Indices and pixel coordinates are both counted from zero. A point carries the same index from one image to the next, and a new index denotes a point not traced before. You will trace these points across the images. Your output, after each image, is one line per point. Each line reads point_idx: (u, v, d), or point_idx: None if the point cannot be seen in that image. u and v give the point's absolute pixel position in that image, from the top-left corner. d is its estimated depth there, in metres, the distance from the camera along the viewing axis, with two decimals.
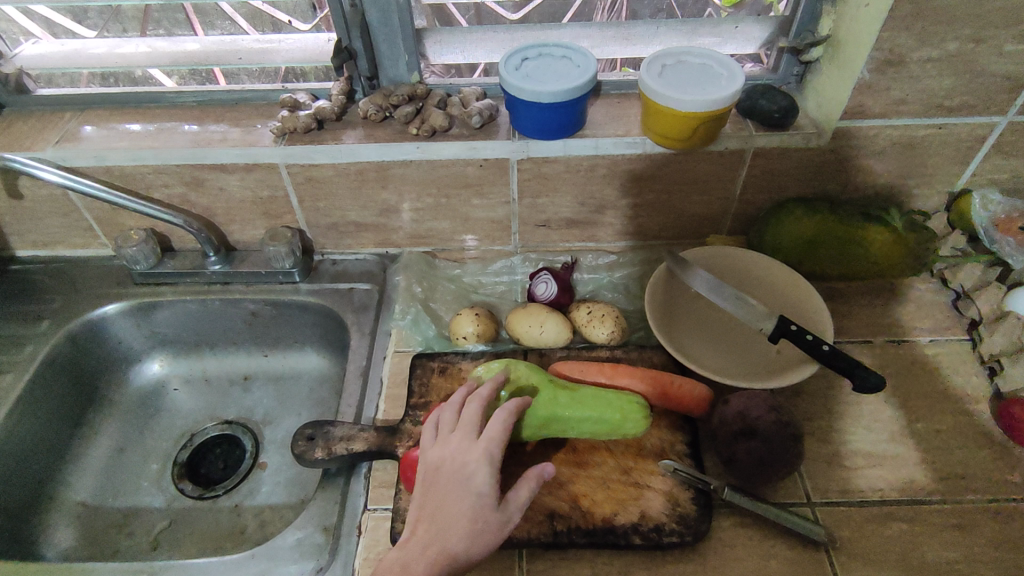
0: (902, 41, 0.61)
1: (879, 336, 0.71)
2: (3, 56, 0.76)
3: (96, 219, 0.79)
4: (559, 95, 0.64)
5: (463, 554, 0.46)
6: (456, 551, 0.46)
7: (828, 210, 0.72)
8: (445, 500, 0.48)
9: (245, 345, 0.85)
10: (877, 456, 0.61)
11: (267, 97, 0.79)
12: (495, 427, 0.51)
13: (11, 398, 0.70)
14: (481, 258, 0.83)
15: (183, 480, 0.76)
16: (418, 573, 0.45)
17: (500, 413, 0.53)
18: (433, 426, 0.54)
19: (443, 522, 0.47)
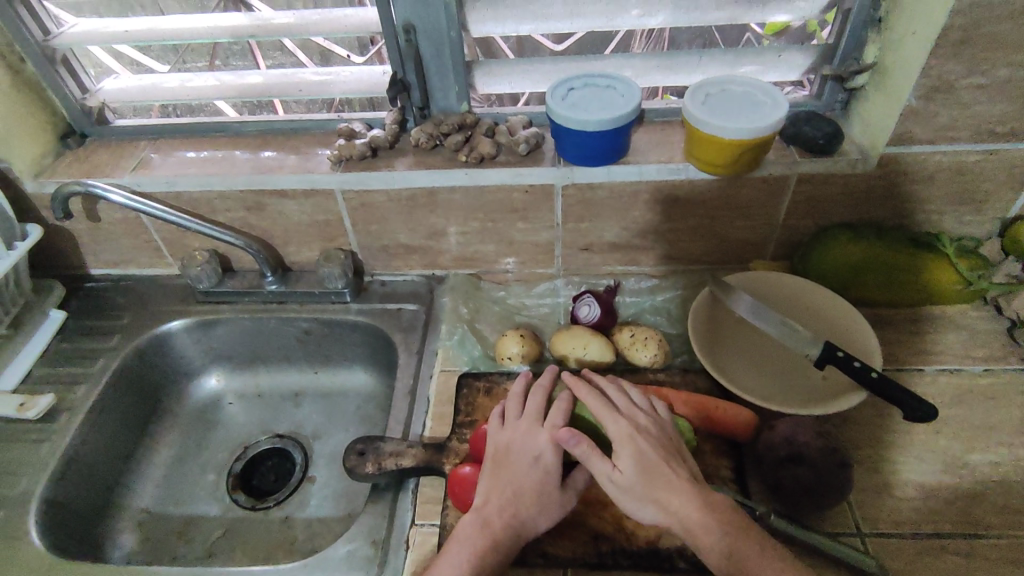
0: (950, 68, 0.61)
1: (931, 365, 0.70)
2: (88, 91, 0.83)
3: (164, 241, 0.84)
4: (604, 124, 0.67)
5: (534, 525, 0.55)
6: (529, 523, 0.54)
7: (875, 236, 0.72)
8: (518, 475, 0.56)
9: (297, 362, 0.88)
10: (931, 488, 0.60)
11: (324, 126, 0.83)
12: (559, 413, 0.58)
13: (84, 408, 0.75)
14: (524, 280, 0.84)
15: (237, 491, 0.80)
16: (497, 539, 0.53)
17: (562, 403, 0.59)
18: (499, 413, 0.62)
19: (517, 494, 0.55)
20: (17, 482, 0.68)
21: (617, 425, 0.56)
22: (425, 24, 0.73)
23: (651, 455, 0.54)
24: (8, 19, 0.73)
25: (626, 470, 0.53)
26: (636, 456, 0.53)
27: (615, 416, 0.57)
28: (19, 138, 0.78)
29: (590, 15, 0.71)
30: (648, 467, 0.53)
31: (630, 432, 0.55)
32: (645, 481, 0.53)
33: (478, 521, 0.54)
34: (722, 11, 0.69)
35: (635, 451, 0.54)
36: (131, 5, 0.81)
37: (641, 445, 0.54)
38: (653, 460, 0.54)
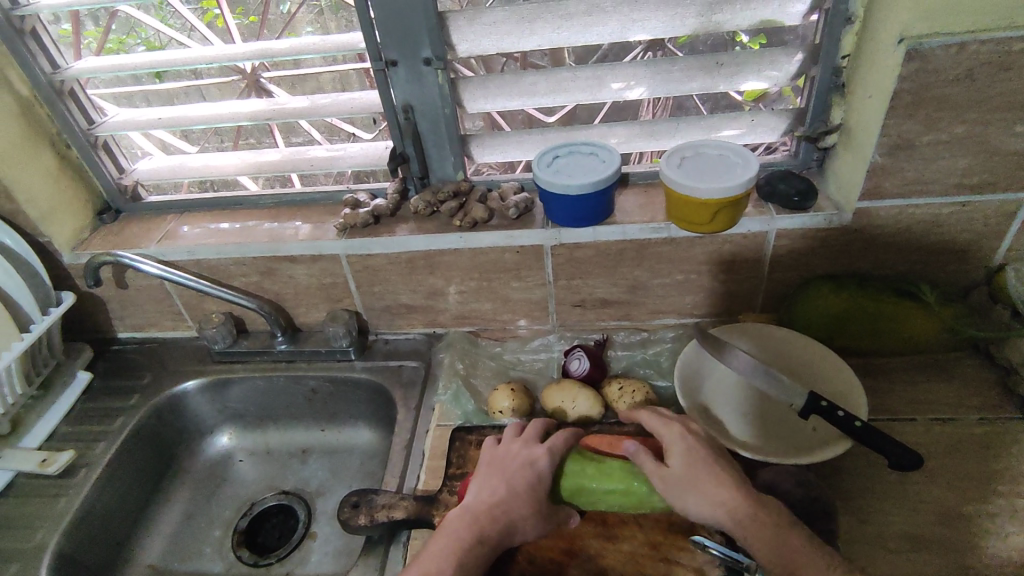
0: (909, 127, 0.65)
1: (923, 415, 0.70)
2: (124, 172, 0.92)
3: (184, 305, 0.90)
4: (586, 188, 0.71)
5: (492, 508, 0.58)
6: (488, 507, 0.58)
7: (857, 287, 0.74)
8: (510, 478, 0.60)
9: (304, 419, 0.91)
10: (923, 539, 0.59)
11: (334, 197, 0.90)
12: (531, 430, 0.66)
13: (101, 463, 0.79)
14: (520, 336, 0.87)
15: (241, 547, 0.82)
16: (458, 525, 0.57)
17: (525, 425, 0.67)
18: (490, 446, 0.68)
19: (507, 487, 0.59)
20: (34, 535, 0.72)
21: (667, 430, 0.61)
22: (423, 104, 0.80)
23: (701, 451, 0.58)
24: (57, 113, 0.83)
25: (673, 466, 0.58)
26: (685, 452, 0.58)
27: (664, 424, 0.62)
28: (62, 215, 0.87)
29: (572, 90, 0.77)
30: (695, 462, 0.57)
31: (678, 434, 0.60)
32: (691, 474, 0.57)
33: (464, 515, 0.58)
34: (694, 83, 0.75)
35: (683, 449, 0.59)
36: (177, 96, 0.91)
37: (690, 444, 0.59)
38: (702, 455, 0.58)
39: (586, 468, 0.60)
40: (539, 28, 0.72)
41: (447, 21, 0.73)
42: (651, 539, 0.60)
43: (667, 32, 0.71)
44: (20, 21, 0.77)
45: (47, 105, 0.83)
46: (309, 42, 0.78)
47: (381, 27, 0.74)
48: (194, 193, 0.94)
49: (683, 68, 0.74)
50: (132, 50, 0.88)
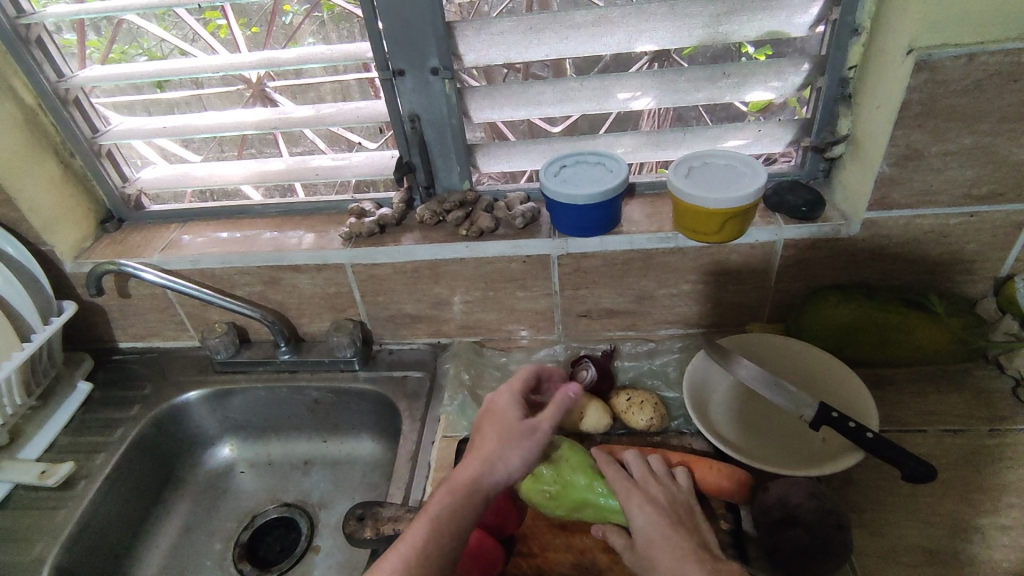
0: (917, 138, 0.65)
1: (934, 426, 0.69)
2: (127, 180, 0.91)
3: (187, 315, 0.89)
4: (594, 198, 0.71)
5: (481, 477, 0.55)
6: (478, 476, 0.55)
7: (865, 297, 0.73)
8: (504, 440, 0.57)
9: (307, 430, 0.90)
10: (937, 553, 0.58)
11: (338, 207, 0.90)
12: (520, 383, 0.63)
13: (101, 475, 0.78)
14: (525, 346, 0.87)
15: (242, 561, 0.80)
16: (447, 496, 0.54)
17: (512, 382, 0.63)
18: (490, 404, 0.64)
19: (500, 448, 0.56)
20: (31, 549, 0.71)
21: (627, 495, 0.57)
22: (430, 113, 0.80)
23: (659, 524, 0.54)
24: (62, 121, 0.83)
25: (637, 543, 0.54)
26: (645, 525, 0.55)
27: (627, 487, 0.58)
28: (65, 223, 0.86)
29: (579, 100, 0.77)
30: (654, 538, 0.53)
31: (637, 505, 0.56)
32: (650, 551, 0.53)
33: (451, 484, 0.55)
34: (701, 93, 0.75)
35: (643, 524, 0.55)
36: (177, 105, 0.90)
37: (650, 515, 0.55)
38: (659, 530, 0.54)
39: (598, 484, 0.61)
40: (547, 38, 0.72)
41: (455, 31, 0.73)
42: None
43: (675, 42, 0.71)
44: (26, 29, 0.77)
45: (52, 113, 0.83)
46: (315, 51, 0.78)
47: (388, 36, 0.74)
48: (197, 202, 0.94)
49: (690, 78, 0.74)
50: (132, 60, 0.87)
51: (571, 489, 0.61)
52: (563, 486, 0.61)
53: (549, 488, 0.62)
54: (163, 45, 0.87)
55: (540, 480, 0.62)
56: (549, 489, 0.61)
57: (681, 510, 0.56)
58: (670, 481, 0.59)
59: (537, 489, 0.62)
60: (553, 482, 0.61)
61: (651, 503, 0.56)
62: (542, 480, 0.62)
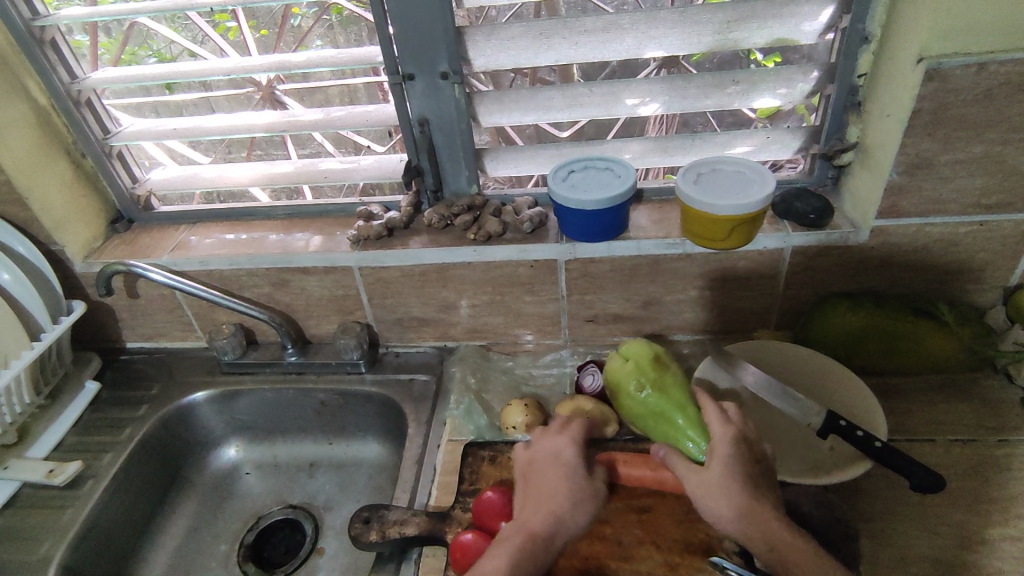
0: (927, 146, 0.65)
1: (942, 435, 0.69)
2: (137, 182, 0.92)
3: (195, 315, 0.90)
4: (602, 203, 0.71)
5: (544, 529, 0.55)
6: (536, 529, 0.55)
7: (874, 305, 0.73)
8: (550, 489, 0.58)
9: (313, 432, 0.91)
10: (945, 564, 0.58)
11: (346, 209, 0.90)
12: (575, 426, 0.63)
13: (107, 475, 0.78)
14: (532, 351, 0.87)
15: (247, 562, 0.81)
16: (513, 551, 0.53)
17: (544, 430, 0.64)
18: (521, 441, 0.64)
19: (551, 496, 0.57)
20: (38, 548, 0.71)
21: (722, 427, 0.58)
22: (439, 118, 0.80)
23: (744, 468, 0.55)
24: (74, 122, 0.84)
25: (713, 467, 0.56)
26: (725, 463, 0.56)
27: (723, 422, 0.59)
28: (75, 224, 0.87)
29: (588, 105, 0.77)
30: (734, 476, 0.55)
31: (730, 439, 0.57)
32: (723, 482, 0.55)
33: (508, 537, 0.55)
34: (710, 99, 0.75)
35: (727, 459, 0.56)
36: (187, 107, 0.91)
37: (737, 451, 0.56)
38: (738, 472, 0.55)
39: (687, 408, 0.63)
40: (556, 44, 0.72)
41: (464, 36, 0.74)
42: (668, 561, 0.59)
43: (684, 49, 0.72)
44: (40, 31, 0.78)
45: (64, 114, 0.83)
46: (325, 55, 0.78)
47: (399, 41, 0.74)
48: (206, 204, 0.94)
49: (699, 85, 0.74)
50: (143, 62, 0.88)
51: (659, 396, 0.64)
52: (655, 389, 0.65)
53: (643, 386, 0.66)
54: (173, 47, 0.88)
55: (634, 375, 0.67)
56: (642, 386, 0.66)
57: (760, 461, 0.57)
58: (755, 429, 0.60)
59: (630, 381, 0.67)
60: (647, 380, 0.66)
61: (741, 443, 0.57)
62: (638, 373, 0.66)
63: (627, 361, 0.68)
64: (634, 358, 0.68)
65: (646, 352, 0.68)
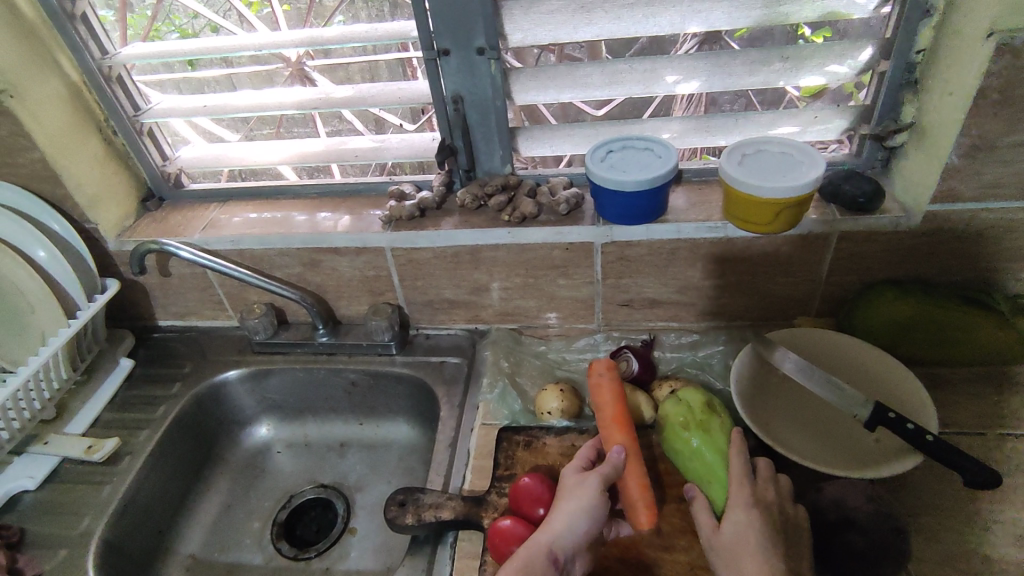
0: (991, 127, 0.61)
1: (993, 429, 0.67)
2: (169, 159, 0.92)
3: (226, 294, 0.90)
4: (642, 185, 0.69)
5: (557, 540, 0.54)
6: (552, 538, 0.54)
7: (923, 294, 0.70)
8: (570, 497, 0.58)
9: (343, 413, 0.91)
10: (998, 562, 0.56)
11: (377, 189, 0.89)
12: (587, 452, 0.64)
13: (144, 452, 0.79)
14: (564, 335, 0.86)
15: (281, 540, 0.82)
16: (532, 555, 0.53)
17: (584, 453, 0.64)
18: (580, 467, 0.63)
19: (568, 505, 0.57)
20: (79, 522, 0.72)
21: (743, 488, 0.57)
22: (473, 95, 0.78)
23: (758, 535, 0.54)
24: (105, 99, 0.83)
25: (725, 532, 0.56)
26: (734, 527, 0.55)
27: (743, 480, 0.58)
28: (108, 201, 0.87)
29: (628, 82, 0.74)
30: (746, 542, 0.54)
31: (747, 502, 0.57)
32: (736, 548, 0.54)
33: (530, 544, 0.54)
34: (756, 76, 0.72)
35: (740, 524, 0.55)
36: (207, 83, 0.91)
37: (754, 517, 0.56)
38: (748, 536, 0.55)
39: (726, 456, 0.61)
40: (597, 18, 0.70)
41: (501, 10, 0.71)
42: None
43: (730, 22, 0.68)
44: (71, 4, 0.77)
45: (96, 91, 0.82)
46: (357, 30, 0.76)
47: (434, 15, 0.72)
48: (235, 183, 0.93)
49: (745, 61, 0.71)
50: (166, 37, 0.88)
51: (701, 441, 0.62)
52: (701, 431, 0.62)
53: (689, 427, 0.63)
54: (195, 22, 0.88)
55: (682, 412, 0.64)
56: (687, 427, 0.63)
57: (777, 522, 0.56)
58: (786, 491, 0.59)
59: (676, 420, 0.64)
60: (693, 421, 0.63)
61: (758, 507, 0.56)
62: (685, 414, 0.64)
63: (678, 401, 0.65)
64: (685, 398, 0.65)
65: (698, 395, 0.65)
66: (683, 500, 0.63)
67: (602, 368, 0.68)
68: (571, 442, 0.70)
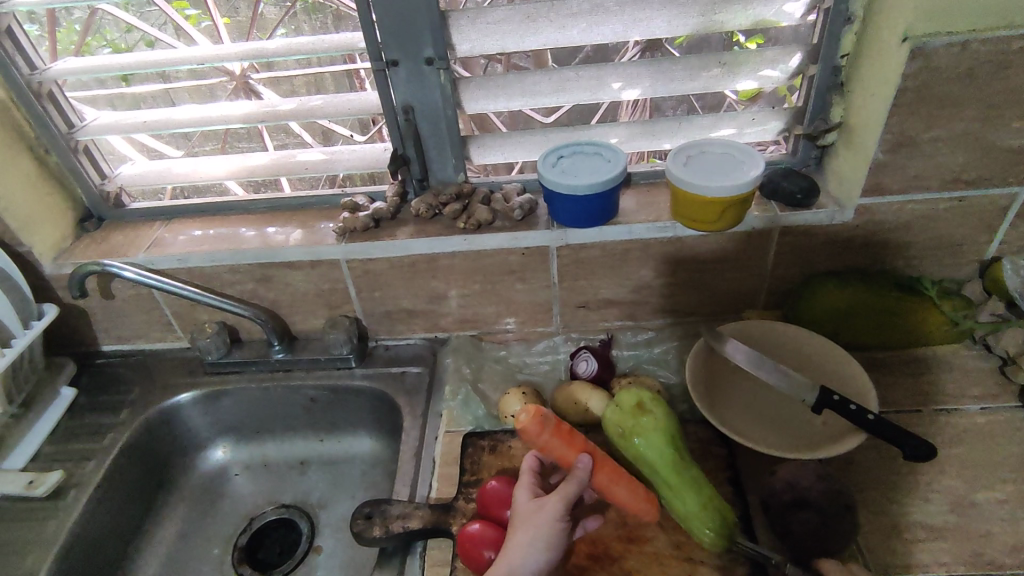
0: (910, 125, 0.66)
1: (928, 406, 0.71)
2: (107, 177, 0.88)
3: (174, 315, 0.87)
4: (594, 188, 0.71)
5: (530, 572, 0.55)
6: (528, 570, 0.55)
7: (859, 282, 0.75)
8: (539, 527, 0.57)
9: (304, 430, 0.89)
10: (939, 529, 0.60)
11: (330, 201, 0.88)
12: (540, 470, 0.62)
13: (91, 483, 0.75)
14: (525, 339, 0.86)
15: (242, 565, 0.79)
16: None
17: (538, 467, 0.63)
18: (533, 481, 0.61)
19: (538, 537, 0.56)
20: (21, 563, 0.68)
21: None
22: (424, 105, 0.78)
23: None
24: (37, 117, 0.80)
25: None
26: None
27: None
28: (42, 224, 0.83)
29: (574, 90, 0.76)
30: None
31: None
32: None
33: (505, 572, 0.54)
34: (696, 81, 0.75)
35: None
36: (145, 99, 0.89)
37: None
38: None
39: (666, 453, 0.61)
40: (542, 28, 0.71)
41: (448, 20, 0.72)
42: (673, 540, 0.61)
43: (669, 30, 0.71)
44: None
45: (26, 109, 0.79)
46: (303, 42, 0.75)
47: (381, 27, 0.72)
48: (179, 200, 0.91)
49: (685, 67, 0.74)
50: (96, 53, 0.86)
51: (642, 444, 0.62)
52: (636, 434, 0.63)
53: (626, 433, 0.64)
54: (129, 36, 0.86)
55: (617, 420, 0.65)
56: (624, 433, 0.64)
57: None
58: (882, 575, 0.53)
59: (615, 427, 0.65)
60: (627, 427, 0.64)
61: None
62: (620, 421, 0.64)
63: (616, 407, 0.66)
64: (620, 404, 0.66)
65: (630, 399, 0.65)
66: (647, 491, 0.66)
67: (534, 433, 0.62)
68: None
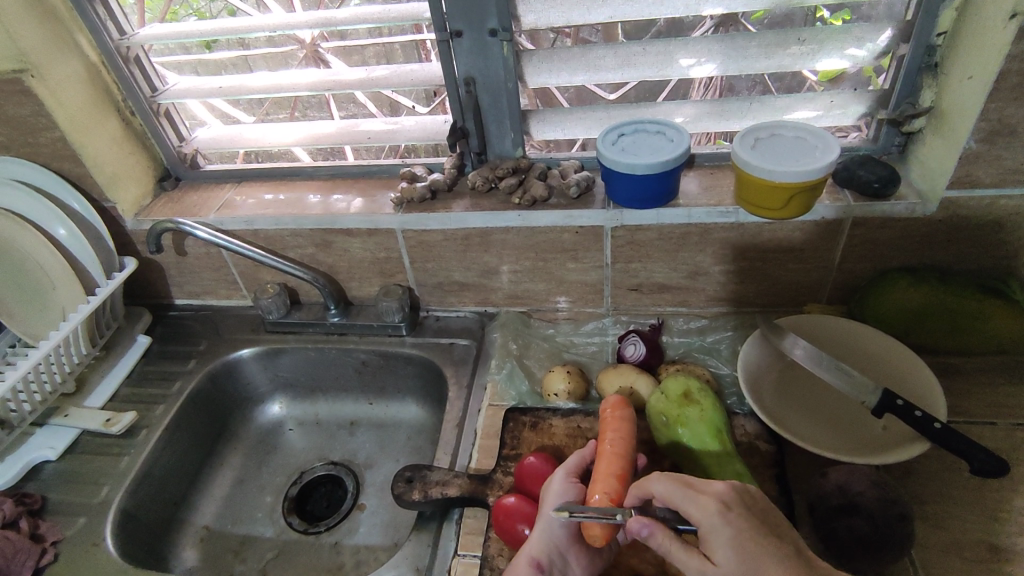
0: (1011, 111, 0.60)
1: (1003, 419, 0.67)
2: (184, 140, 0.92)
3: (241, 274, 0.91)
4: (653, 167, 0.68)
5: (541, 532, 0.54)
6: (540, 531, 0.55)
7: (937, 281, 0.69)
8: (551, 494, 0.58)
9: (354, 392, 0.92)
10: (1005, 550, 0.56)
11: (389, 171, 0.90)
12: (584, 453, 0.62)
13: (161, 425, 0.81)
14: (574, 319, 0.86)
15: (291, 514, 0.84)
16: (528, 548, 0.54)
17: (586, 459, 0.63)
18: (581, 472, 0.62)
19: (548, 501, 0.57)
20: (97, 492, 0.74)
21: None
22: (485, 77, 0.78)
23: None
24: (123, 80, 0.84)
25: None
26: (737, 561, 0.46)
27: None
28: (125, 180, 0.88)
29: (641, 66, 0.73)
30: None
31: (717, 514, 0.48)
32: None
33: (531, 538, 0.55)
34: (771, 59, 0.70)
35: (717, 530, 0.48)
36: (223, 66, 0.92)
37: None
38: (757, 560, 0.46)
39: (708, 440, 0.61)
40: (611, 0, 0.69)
41: None
42: None
43: (746, 3, 0.67)
44: None
45: (114, 71, 0.84)
46: (370, 11, 0.76)
47: None
48: (248, 165, 0.94)
49: (760, 44, 0.70)
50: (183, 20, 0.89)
51: (683, 431, 0.63)
52: (680, 423, 0.63)
53: (669, 421, 0.64)
54: (212, 5, 0.89)
55: (662, 408, 0.65)
56: (668, 421, 0.64)
57: (767, 518, 0.49)
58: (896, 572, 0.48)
59: (658, 416, 0.65)
60: (672, 416, 0.64)
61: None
62: (664, 409, 0.64)
63: (661, 394, 0.66)
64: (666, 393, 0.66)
65: (676, 388, 0.65)
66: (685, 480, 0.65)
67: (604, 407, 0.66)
68: (576, 424, 0.71)
